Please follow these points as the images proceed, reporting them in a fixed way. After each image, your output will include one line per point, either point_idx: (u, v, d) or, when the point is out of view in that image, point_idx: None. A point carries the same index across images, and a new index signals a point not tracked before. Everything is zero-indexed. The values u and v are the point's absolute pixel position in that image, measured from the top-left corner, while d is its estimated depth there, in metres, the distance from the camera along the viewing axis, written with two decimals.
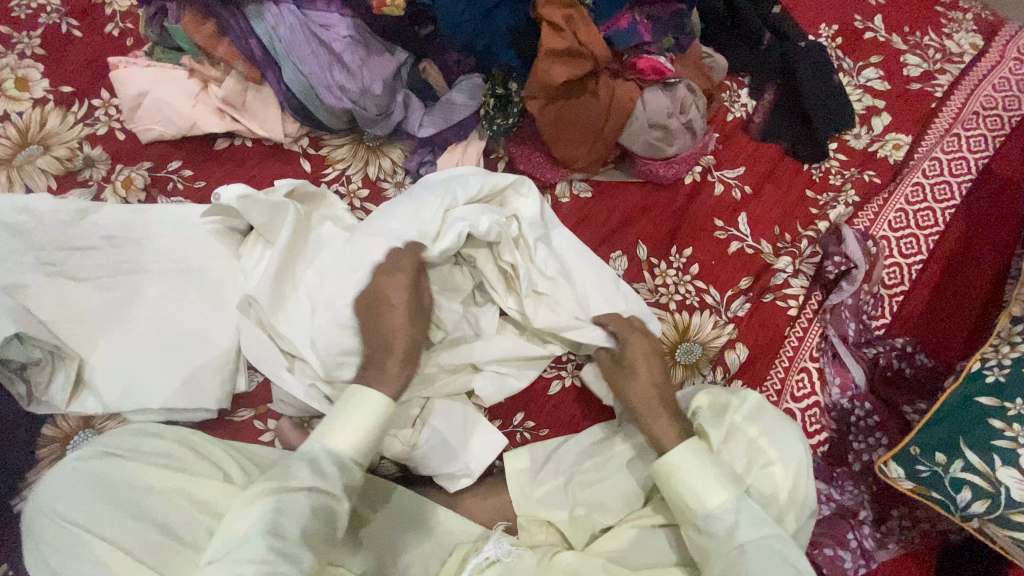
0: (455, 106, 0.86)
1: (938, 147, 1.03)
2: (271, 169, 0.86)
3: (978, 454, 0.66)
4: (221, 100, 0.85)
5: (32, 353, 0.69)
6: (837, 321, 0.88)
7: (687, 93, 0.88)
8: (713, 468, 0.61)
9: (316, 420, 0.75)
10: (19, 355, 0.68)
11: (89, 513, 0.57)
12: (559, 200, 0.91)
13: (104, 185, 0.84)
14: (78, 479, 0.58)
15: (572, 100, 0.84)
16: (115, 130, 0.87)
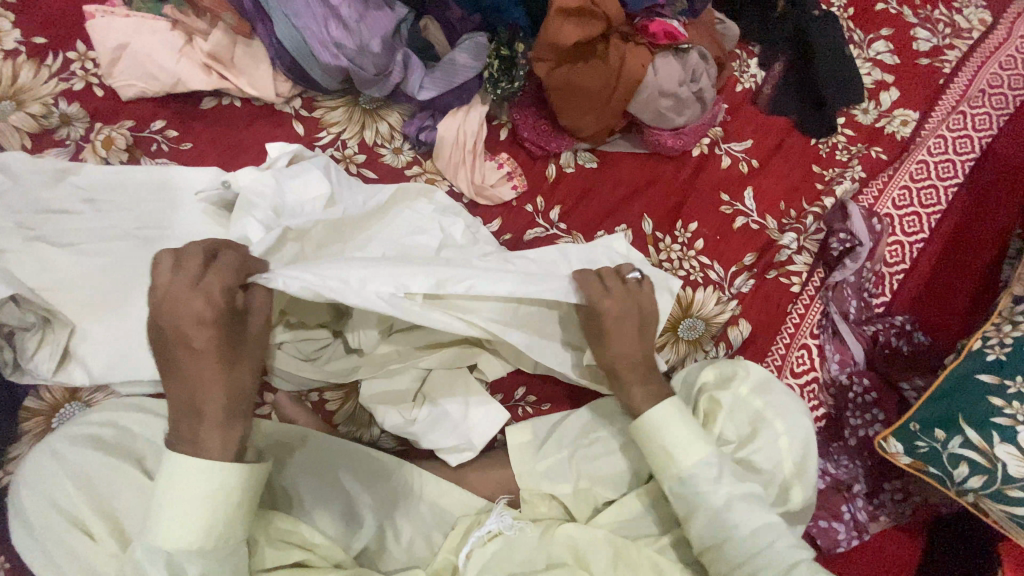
0: (456, 67, 0.82)
1: (946, 125, 1.01)
2: (262, 131, 0.81)
3: (977, 431, 0.68)
4: (208, 55, 0.80)
5: (26, 317, 0.67)
6: (839, 298, 0.88)
7: (699, 61, 0.86)
8: (688, 427, 0.60)
9: (313, 393, 0.73)
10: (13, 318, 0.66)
11: (78, 487, 0.55)
12: (563, 170, 0.88)
13: (83, 145, 0.79)
14: (59, 467, 0.56)
15: (582, 64, 0.81)
16: (93, 86, 0.82)
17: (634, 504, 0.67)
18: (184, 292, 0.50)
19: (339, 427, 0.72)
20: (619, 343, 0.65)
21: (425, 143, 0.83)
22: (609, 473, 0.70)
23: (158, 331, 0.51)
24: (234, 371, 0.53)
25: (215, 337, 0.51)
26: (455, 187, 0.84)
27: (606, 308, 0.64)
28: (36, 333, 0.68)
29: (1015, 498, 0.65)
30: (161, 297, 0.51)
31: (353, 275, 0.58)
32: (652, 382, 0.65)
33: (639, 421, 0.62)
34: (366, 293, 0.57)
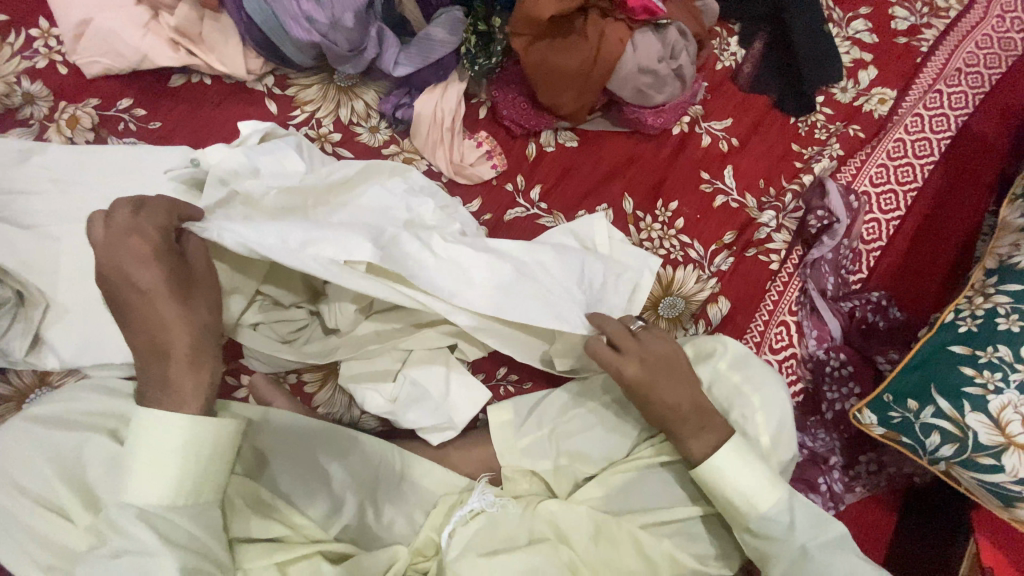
0: (432, 42, 0.80)
1: (922, 103, 1.02)
2: (234, 109, 0.79)
3: (950, 401, 0.69)
4: (175, 30, 0.77)
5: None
6: (817, 275, 0.88)
7: (678, 37, 0.85)
8: (753, 467, 0.61)
9: (291, 375, 0.72)
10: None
11: (47, 469, 0.53)
12: (544, 149, 0.87)
13: (47, 124, 0.76)
14: (31, 444, 0.54)
15: (560, 41, 0.80)
16: (56, 63, 0.79)
17: (614, 479, 0.68)
18: (124, 233, 0.53)
19: (318, 408, 0.72)
20: (666, 393, 0.61)
21: (402, 122, 0.82)
22: (589, 449, 0.71)
23: (104, 282, 0.54)
24: (189, 309, 0.55)
25: (160, 279, 0.54)
26: (434, 166, 0.83)
27: (636, 372, 0.62)
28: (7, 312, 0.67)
29: (985, 465, 0.67)
30: (101, 246, 0.53)
31: (293, 238, 0.60)
32: (709, 426, 0.62)
33: (699, 471, 0.61)
34: (303, 256, 0.59)
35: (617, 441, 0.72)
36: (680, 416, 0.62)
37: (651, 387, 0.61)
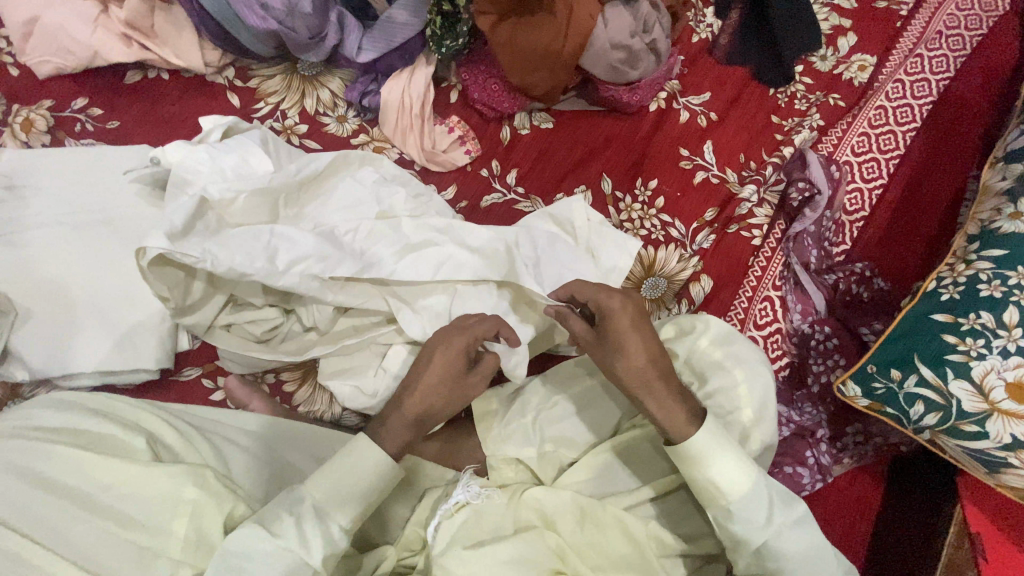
0: (395, 26, 0.78)
1: (902, 68, 1.00)
2: (195, 104, 0.76)
3: (932, 370, 0.69)
4: (126, 24, 0.74)
5: None
6: (799, 249, 0.87)
7: (650, 10, 0.83)
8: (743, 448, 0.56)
9: (270, 375, 0.71)
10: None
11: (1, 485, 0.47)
12: (518, 132, 0.85)
13: (1, 129, 0.74)
14: None
15: (528, 19, 0.77)
16: (7, 65, 0.76)
17: (599, 461, 0.68)
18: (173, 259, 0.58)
19: (298, 408, 0.70)
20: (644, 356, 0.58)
21: (370, 109, 0.80)
22: (573, 433, 0.70)
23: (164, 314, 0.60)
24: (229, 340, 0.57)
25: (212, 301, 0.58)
26: (405, 154, 0.81)
27: (620, 323, 0.59)
28: None
29: (969, 433, 0.67)
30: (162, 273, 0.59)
31: (273, 255, 0.61)
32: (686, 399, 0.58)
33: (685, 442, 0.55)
34: (288, 276, 0.62)
35: (601, 425, 0.71)
36: (655, 377, 0.57)
37: (619, 342, 0.58)
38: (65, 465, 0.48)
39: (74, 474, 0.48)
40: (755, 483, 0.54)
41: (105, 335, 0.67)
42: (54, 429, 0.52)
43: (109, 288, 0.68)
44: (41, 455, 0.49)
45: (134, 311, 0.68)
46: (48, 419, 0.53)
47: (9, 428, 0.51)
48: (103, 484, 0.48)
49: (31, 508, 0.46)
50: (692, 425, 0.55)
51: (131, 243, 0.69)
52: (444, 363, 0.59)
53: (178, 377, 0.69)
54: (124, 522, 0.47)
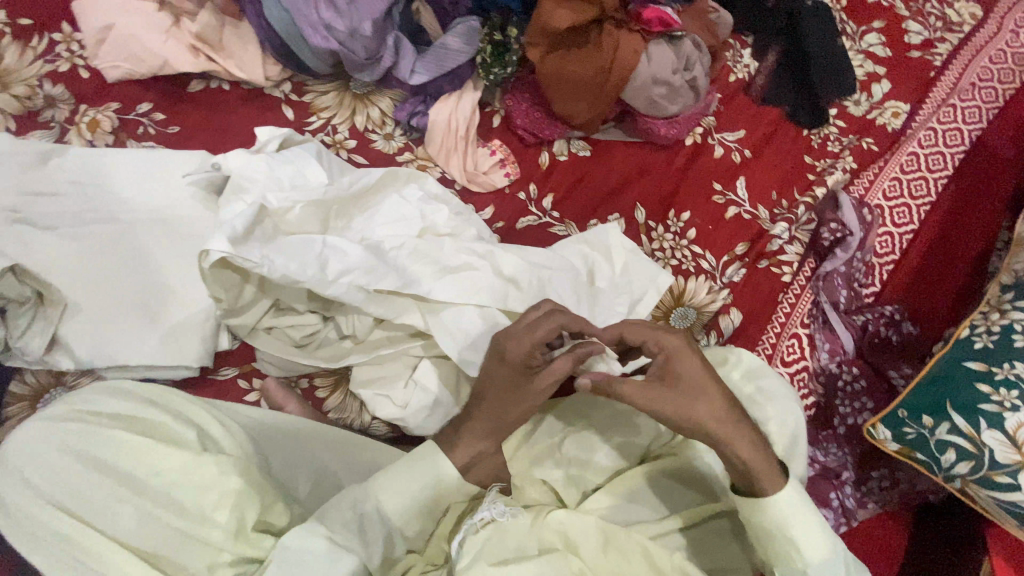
0: (449, 52, 0.81)
1: (935, 117, 1.01)
2: (252, 114, 0.80)
3: (964, 418, 0.68)
4: (196, 36, 0.78)
5: (25, 290, 0.67)
6: (829, 288, 0.88)
7: (692, 49, 0.85)
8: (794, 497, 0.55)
9: (303, 379, 0.72)
10: (14, 287, 0.66)
11: (60, 469, 0.49)
12: (556, 158, 0.88)
13: (68, 127, 0.77)
14: (50, 448, 0.49)
15: (576, 51, 0.80)
16: (79, 68, 0.80)
17: (624, 489, 0.67)
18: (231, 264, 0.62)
19: (329, 413, 0.71)
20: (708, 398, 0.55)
21: (417, 129, 0.83)
22: (599, 458, 0.71)
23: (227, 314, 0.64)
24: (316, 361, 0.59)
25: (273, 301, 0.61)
26: (447, 173, 0.83)
27: (688, 364, 0.56)
28: (29, 310, 0.67)
29: (1005, 485, 0.65)
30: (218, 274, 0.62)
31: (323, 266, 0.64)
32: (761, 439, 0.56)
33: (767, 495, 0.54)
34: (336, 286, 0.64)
35: (627, 452, 0.71)
36: (730, 422, 0.54)
37: (699, 388, 0.55)
38: (120, 452, 0.50)
39: (129, 463, 0.50)
40: (788, 521, 0.54)
41: (151, 330, 0.69)
42: (111, 416, 0.53)
43: (159, 286, 0.70)
44: (98, 443, 0.50)
45: (181, 308, 0.70)
46: (105, 405, 0.54)
47: (68, 411, 0.52)
48: (153, 473, 0.50)
49: (86, 493, 0.48)
50: (781, 475, 0.54)
51: (183, 243, 0.72)
52: (506, 380, 0.60)
53: (215, 376, 0.71)
54: (173, 509, 0.49)
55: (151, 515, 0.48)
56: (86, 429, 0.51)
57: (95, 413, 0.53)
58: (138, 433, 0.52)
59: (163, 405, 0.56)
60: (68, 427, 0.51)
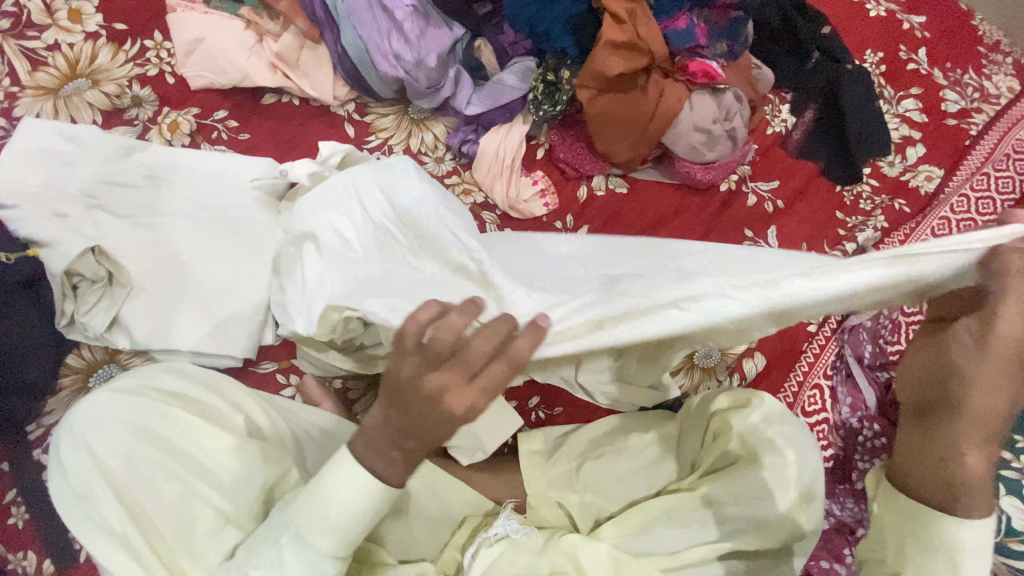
0: (504, 87, 0.87)
1: (968, 185, 1.03)
2: (317, 129, 0.86)
3: (983, 482, 0.68)
4: (276, 55, 0.85)
5: (98, 269, 0.72)
6: (853, 341, 0.90)
7: (733, 101, 0.89)
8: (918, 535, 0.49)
9: (338, 381, 0.76)
10: (88, 268, 0.72)
11: (121, 441, 0.53)
12: (594, 192, 0.92)
13: (150, 126, 0.84)
14: (117, 419, 0.53)
15: (622, 95, 0.84)
16: (165, 73, 0.86)
17: (638, 520, 0.68)
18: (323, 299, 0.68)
19: (358, 416, 0.75)
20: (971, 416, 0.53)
21: (466, 155, 0.88)
22: (615, 486, 0.72)
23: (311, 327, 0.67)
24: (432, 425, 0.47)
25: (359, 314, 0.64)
26: (490, 199, 0.87)
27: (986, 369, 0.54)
28: (99, 288, 0.72)
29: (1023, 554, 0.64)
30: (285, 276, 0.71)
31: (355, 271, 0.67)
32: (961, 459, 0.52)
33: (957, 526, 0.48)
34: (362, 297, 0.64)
35: (644, 484, 0.72)
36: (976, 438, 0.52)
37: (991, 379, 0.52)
38: (177, 429, 0.55)
39: (186, 442, 0.55)
40: None
41: (205, 319, 0.74)
42: (173, 395, 0.57)
43: (216, 279, 0.75)
44: (159, 422, 0.55)
45: (234, 302, 0.74)
46: (168, 384, 0.58)
47: (136, 384, 0.56)
48: (201, 451, 0.55)
49: (142, 466, 0.53)
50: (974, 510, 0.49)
51: (242, 241, 0.77)
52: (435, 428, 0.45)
53: (257, 369, 0.76)
54: (216, 490, 0.54)
55: (193, 489, 0.54)
56: (152, 407, 0.55)
57: (159, 390, 0.57)
58: (196, 416, 0.56)
59: (219, 390, 0.60)
60: (136, 403, 0.55)
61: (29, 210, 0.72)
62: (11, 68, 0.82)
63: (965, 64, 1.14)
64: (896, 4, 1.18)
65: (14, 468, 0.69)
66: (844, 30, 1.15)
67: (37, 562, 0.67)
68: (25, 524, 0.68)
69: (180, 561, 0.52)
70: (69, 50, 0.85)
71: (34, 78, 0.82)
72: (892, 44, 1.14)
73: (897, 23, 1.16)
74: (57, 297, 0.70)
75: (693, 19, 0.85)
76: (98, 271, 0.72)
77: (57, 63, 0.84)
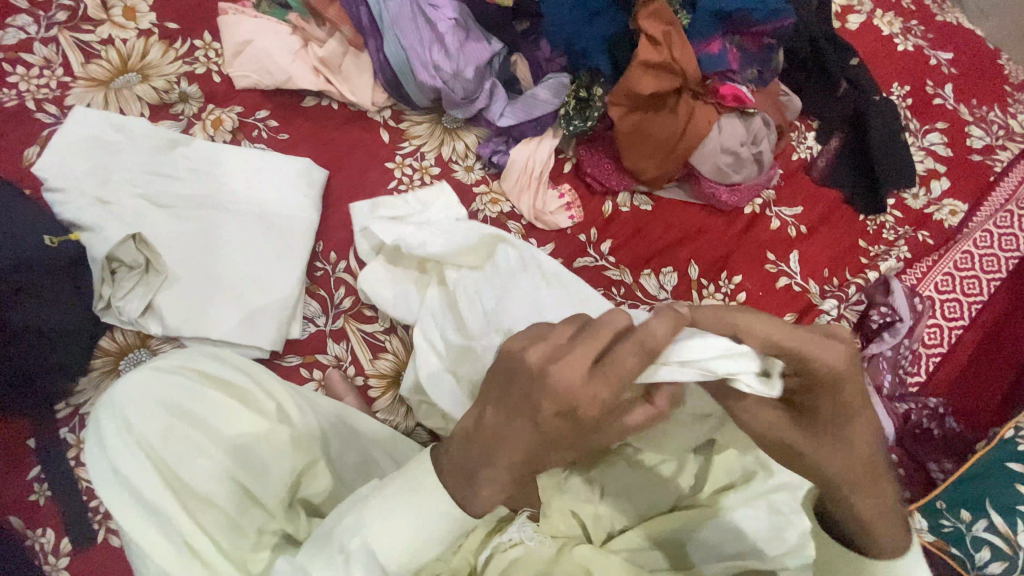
0: (537, 101, 0.89)
1: (992, 220, 1.04)
2: (354, 133, 0.89)
3: (1002, 515, 0.67)
4: (320, 59, 0.88)
5: (137, 256, 0.74)
6: (874, 370, 0.89)
7: (762, 126, 0.90)
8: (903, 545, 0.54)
9: (360, 377, 0.78)
10: (130, 254, 0.74)
11: (158, 419, 0.55)
12: (619, 209, 0.93)
13: (194, 121, 0.87)
14: (155, 397, 0.56)
15: (653, 114, 0.86)
16: (212, 71, 0.89)
17: (651, 535, 0.68)
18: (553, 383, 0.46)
19: (377, 413, 0.77)
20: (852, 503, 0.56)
21: (496, 165, 0.90)
22: (630, 501, 0.72)
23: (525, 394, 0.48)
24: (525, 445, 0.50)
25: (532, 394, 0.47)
26: (518, 209, 0.89)
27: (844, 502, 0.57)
28: (137, 275, 0.74)
29: None
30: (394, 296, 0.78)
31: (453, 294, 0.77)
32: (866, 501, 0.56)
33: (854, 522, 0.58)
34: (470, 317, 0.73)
35: (660, 499, 0.72)
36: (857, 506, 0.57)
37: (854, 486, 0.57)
38: (214, 410, 0.58)
39: (220, 423, 0.57)
40: None
41: (237, 309, 0.76)
42: (208, 376, 0.59)
43: (250, 272, 0.78)
44: (196, 402, 0.57)
45: (265, 296, 0.76)
46: (204, 365, 0.60)
47: (175, 364, 0.59)
48: (234, 433, 0.58)
49: (178, 443, 0.55)
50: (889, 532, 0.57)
51: (276, 236, 0.79)
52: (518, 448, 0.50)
53: (281, 362, 0.77)
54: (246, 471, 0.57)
55: (225, 468, 0.56)
56: (189, 388, 0.58)
57: (196, 371, 0.59)
58: (230, 398, 0.59)
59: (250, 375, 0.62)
60: (174, 382, 0.57)
61: (75, 195, 0.76)
62: (66, 59, 0.86)
63: (991, 102, 1.15)
64: (923, 39, 1.19)
65: (40, 445, 0.70)
66: (872, 63, 1.16)
67: (54, 539, 0.68)
68: (46, 500, 0.69)
69: (216, 538, 0.54)
70: (122, 46, 0.88)
71: (88, 70, 0.86)
72: (919, 78, 1.16)
73: (923, 58, 1.17)
74: (97, 280, 0.72)
75: (726, 45, 0.86)
76: (139, 257, 0.74)
77: (111, 58, 0.87)
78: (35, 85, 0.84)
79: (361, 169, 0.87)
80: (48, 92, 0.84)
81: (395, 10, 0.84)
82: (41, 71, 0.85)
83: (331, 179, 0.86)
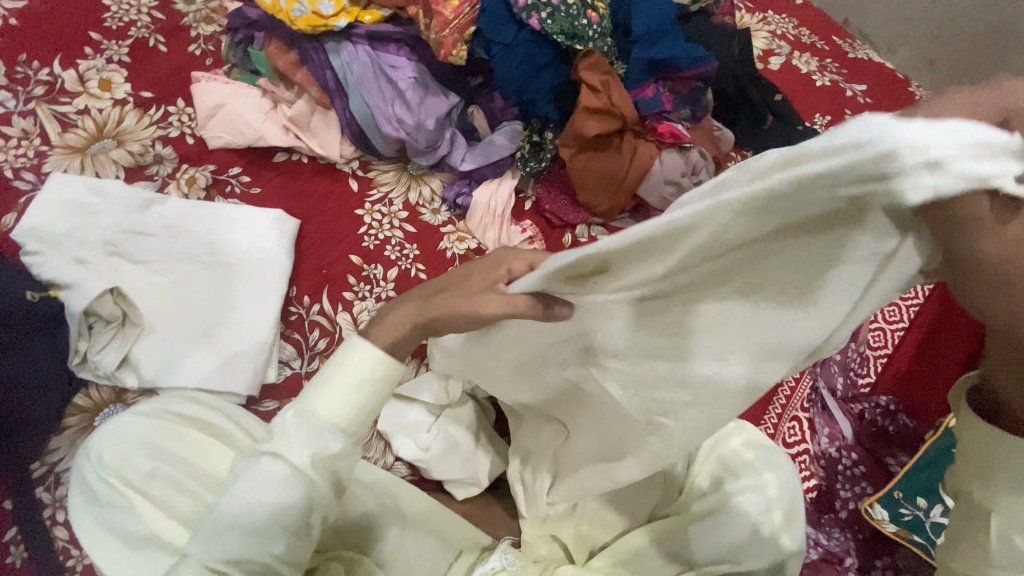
0: (495, 146, 0.96)
1: None
2: (324, 184, 0.94)
3: None
4: (289, 118, 0.94)
5: (114, 309, 0.76)
6: (827, 375, 0.95)
7: (700, 158, 0.97)
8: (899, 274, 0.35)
9: None
10: (106, 308, 0.76)
11: (143, 459, 0.61)
12: (579, 240, 0.98)
13: (169, 181, 0.90)
14: (144, 428, 0.63)
15: (599, 153, 0.94)
16: (186, 134, 0.94)
17: (631, 547, 0.70)
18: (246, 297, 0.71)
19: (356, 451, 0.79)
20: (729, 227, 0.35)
21: (460, 207, 0.96)
22: (608, 517, 0.74)
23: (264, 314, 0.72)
24: None
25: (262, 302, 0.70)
26: (482, 245, 0.94)
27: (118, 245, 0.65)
28: (113, 328, 0.76)
29: None
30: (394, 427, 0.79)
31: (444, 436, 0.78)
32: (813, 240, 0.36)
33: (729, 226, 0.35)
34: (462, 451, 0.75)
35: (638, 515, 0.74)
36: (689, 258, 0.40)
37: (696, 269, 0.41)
38: (192, 449, 0.63)
39: (193, 455, 0.63)
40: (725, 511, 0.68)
41: (212, 357, 0.78)
42: (185, 417, 0.66)
43: (225, 320, 0.81)
44: (172, 445, 0.63)
45: (241, 341, 0.79)
46: (184, 408, 0.66)
47: (154, 409, 0.66)
48: (214, 466, 0.63)
49: (151, 476, 0.60)
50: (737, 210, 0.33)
51: (253, 287, 0.83)
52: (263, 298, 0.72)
53: (259, 407, 0.79)
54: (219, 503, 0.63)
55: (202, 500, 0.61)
56: (161, 422, 0.64)
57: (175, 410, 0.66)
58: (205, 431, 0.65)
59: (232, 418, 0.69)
60: (156, 416, 0.64)
61: (53, 256, 0.78)
62: (43, 129, 0.90)
63: None
64: (839, 75, 1.34)
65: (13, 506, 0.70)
66: (797, 97, 1.29)
67: None
68: (23, 563, 0.68)
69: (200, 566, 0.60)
70: (98, 115, 0.93)
71: (63, 138, 0.90)
72: (839, 108, 1.29)
73: (841, 91, 1.31)
74: (73, 334, 0.74)
75: (659, 89, 0.96)
76: (119, 311, 0.76)
77: (86, 126, 0.92)
78: (12, 154, 0.88)
79: (332, 216, 0.92)
80: (25, 161, 0.88)
81: (360, 71, 0.91)
82: (18, 142, 0.89)
83: (303, 228, 0.90)
